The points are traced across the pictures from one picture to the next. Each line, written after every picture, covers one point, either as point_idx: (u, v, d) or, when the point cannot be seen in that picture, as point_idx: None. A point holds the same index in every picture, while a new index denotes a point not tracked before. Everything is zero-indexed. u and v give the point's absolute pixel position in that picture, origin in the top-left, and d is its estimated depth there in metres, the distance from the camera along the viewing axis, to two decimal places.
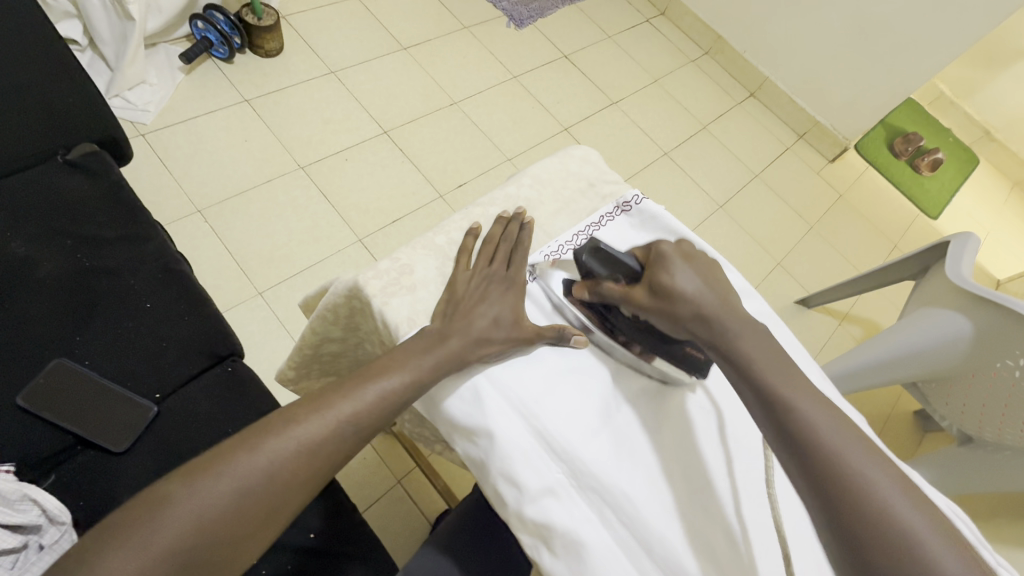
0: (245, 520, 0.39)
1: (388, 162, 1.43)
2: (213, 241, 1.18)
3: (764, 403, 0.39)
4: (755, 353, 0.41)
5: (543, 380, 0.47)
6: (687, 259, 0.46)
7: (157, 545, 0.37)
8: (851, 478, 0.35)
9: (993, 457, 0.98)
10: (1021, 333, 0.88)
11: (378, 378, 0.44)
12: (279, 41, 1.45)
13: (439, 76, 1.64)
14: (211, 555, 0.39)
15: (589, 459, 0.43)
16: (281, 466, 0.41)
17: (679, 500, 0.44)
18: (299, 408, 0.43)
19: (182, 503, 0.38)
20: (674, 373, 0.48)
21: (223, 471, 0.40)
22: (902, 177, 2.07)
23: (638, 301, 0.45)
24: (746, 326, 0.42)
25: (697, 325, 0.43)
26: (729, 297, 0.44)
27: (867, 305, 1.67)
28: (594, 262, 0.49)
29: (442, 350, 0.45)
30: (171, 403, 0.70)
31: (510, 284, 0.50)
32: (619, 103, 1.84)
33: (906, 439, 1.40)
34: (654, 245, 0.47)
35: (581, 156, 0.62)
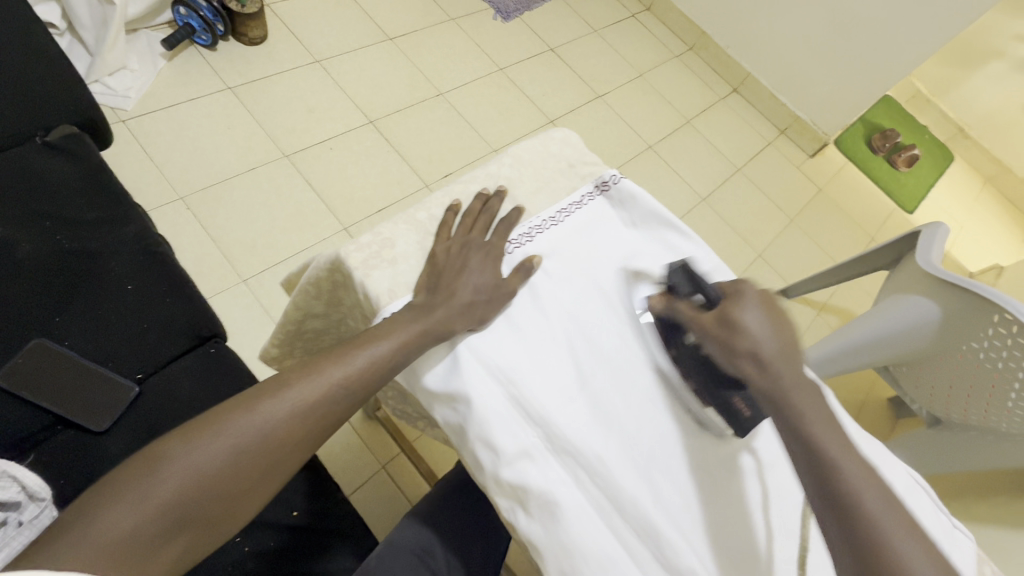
0: (240, 478, 0.40)
1: (373, 152, 1.43)
2: (196, 228, 1.18)
3: (809, 459, 0.39)
4: (805, 407, 0.41)
5: (520, 348, 0.48)
6: (768, 306, 0.45)
7: (154, 500, 0.37)
8: (886, 551, 0.36)
9: (960, 437, 1.02)
10: (985, 315, 0.92)
11: (367, 345, 0.45)
12: (263, 29, 1.44)
13: (425, 67, 1.65)
14: (207, 512, 0.39)
15: (564, 425, 0.45)
16: (276, 427, 0.41)
17: (652, 463, 0.46)
18: (291, 373, 0.44)
19: (179, 461, 0.39)
20: (713, 420, 0.49)
21: (219, 430, 0.40)
22: (880, 172, 2.12)
23: (703, 323, 0.45)
24: (802, 381, 0.42)
25: (750, 365, 0.42)
26: (796, 349, 0.44)
27: (844, 296, 1.72)
28: (680, 277, 0.50)
29: (427, 319, 0.46)
30: (153, 384, 0.70)
31: (489, 253, 0.52)
32: (604, 96, 1.86)
33: (880, 424, 1.44)
34: (741, 280, 0.47)
35: (560, 138, 0.63)
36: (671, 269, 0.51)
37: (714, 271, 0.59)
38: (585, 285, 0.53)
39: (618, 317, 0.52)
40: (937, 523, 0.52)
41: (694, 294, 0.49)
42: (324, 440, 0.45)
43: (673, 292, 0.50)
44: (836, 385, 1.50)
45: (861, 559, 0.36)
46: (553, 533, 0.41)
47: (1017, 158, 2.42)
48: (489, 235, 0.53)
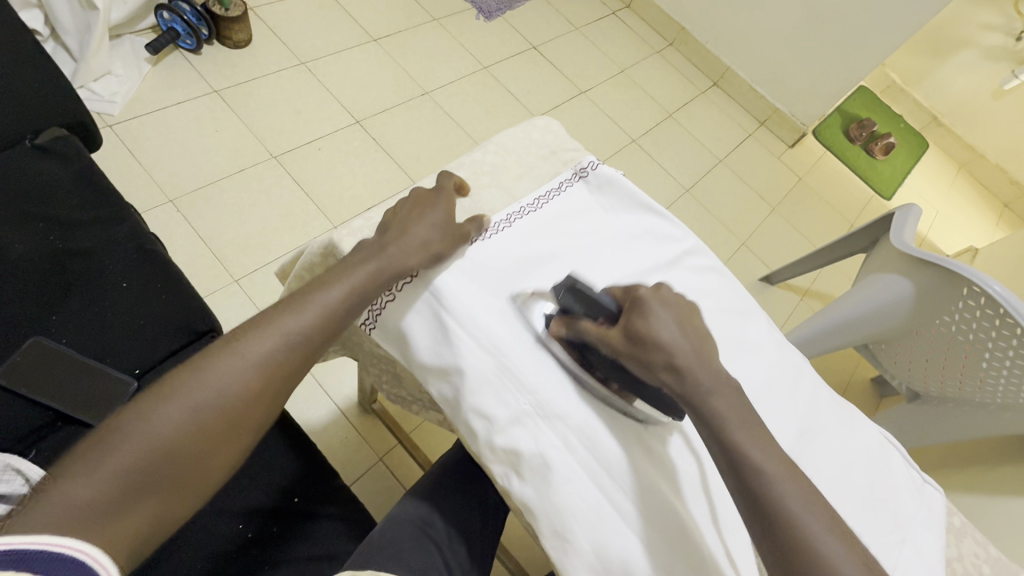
0: (205, 435, 0.41)
1: (361, 151, 1.45)
2: (187, 230, 1.19)
3: (731, 463, 0.42)
4: (726, 412, 0.43)
5: (499, 319, 0.50)
6: (669, 309, 0.47)
7: (120, 466, 0.38)
8: (805, 542, 0.38)
9: (937, 410, 1.06)
10: (955, 292, 0.96)
11: (320, 293, 0.46)
12: (247, 32, 1.45)
13: (410, 67, 1.67)
14: (179, 472, 0.40)
15: (550, 391, 0.48)
16: (237, 384, 0.42)
17: (628, 428, 0.49)
18: (241, 331, 0.44)
19: (139, 427, 0.39)
20: (647, 413, 0.49)
21: (178, 392, 0.41)
22: (858, 160, 2.18)
23: (613, 345, 0.46)
24: (718, 381, 0.44)
25: (666, 374, 0.44)
26: (702, 344, 0.46)
27: (826, 281, 1.76)
28: (570, 297, 0.49)
29: (379, 260, 0.48)
30: (152, 378, 0.71)
31: (440, 202, 0.52)
32: (588, 92, 1.89)
33: (865, 403, 1.49)
34: (630, 287, 0.49)
35: (543, 125, 0.66)
36: (559, 288, 0.50)
37: (687, 250, 0.62)
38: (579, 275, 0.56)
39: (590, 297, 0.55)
40: (906, 477, 0.56)
41: (593, 312, 0.48)
42: (288, 393, 0.45)
43: (568, 315, 0.49)
44: (821, 366, 1.54)
45: (784, 556, 0.39)
46: (544, 493, 0.44)
47: (988, 143, 2.51)
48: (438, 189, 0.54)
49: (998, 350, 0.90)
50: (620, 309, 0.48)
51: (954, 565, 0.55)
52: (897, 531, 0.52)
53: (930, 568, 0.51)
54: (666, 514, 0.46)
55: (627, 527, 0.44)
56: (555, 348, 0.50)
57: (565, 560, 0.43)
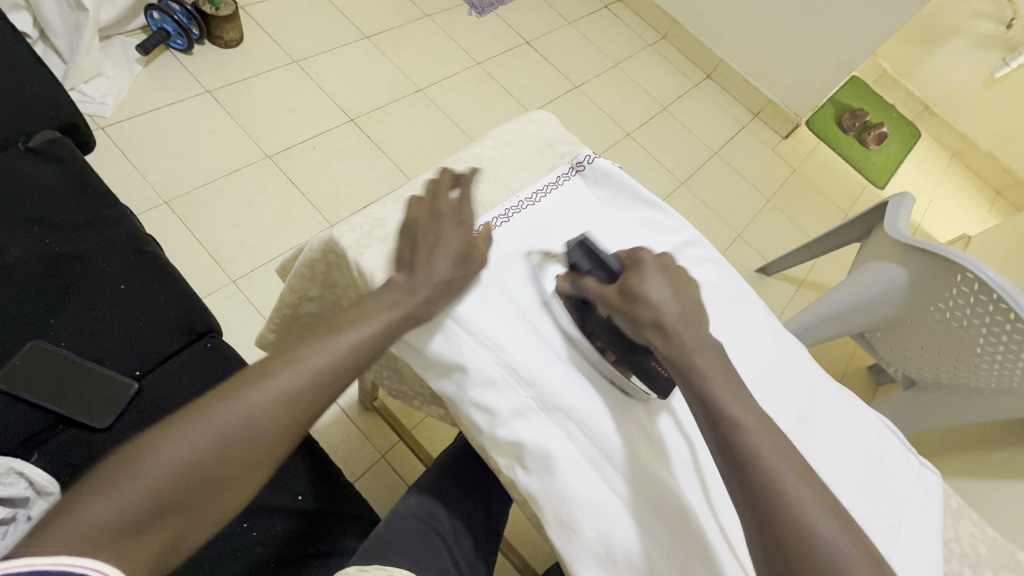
0: (229, 463, 0.40)
1: (356, 150, 1.45)
2: (183, 232, 1.18)
3: (709, 416, 0.43)
4: (708, 369, 0.44)
5: (505, 324, 0.50)
6: (666, 272, 0.48)
7: (142, 486, 0.37)
8: (778, 490, 0.39)
9: (933, 396, 1.07)
10: (948, 277, 0.97)
11: (348, 330, 0.46)
12: (238, 31, 1.44)
13: (403, 64, 1.66)
14: (200, 497, 0.40)
15: (553, 385, 0.48)
16: (264, 414, 0.42)
17: (634, 421, 0.49)
18: (273, 360, 0.44)
19: (164, 449, 0.39)
20: (637, 387, 0.49)
21: (205, 419, 0.41)
22: (851, 150, 2.19)
23: (607, 298, 0.47)
24: (703, 342, 0.45)
25: (653, 333, 0.46)
26: (695, 307, 0.47)
27: (822, 271, 1.77)
28: (581, 255, 0.51)
29: (408, 301, 0.47)
30: (153, 379, 0.71)
31: (461, 222, 0.51)
32: (582, 87, 1.89)
33: (861, 391, 1.50)
34: (636, 248, 0.50)
35: (539, 120, 0.66)
36: (571, 246, 0.52)
37: (687, 242, 0.62)
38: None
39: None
40: (904, 462, 0.57)
41: (596, 271, 0.50)
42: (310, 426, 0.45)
43: (575, 271, 0.51)
44: (818, 355, 1.55)
45: (756, 506, 0.39)
46: (548, 485, 0.44)
47: (980, 132, 2.52)
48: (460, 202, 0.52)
49: (992, 336, 0.92)
50: (622, 268, 0.49)
51: (952, 546, 0.55)
52: (897, 511, 0.53)
53: (930, 550, 0.52)
54: (682, 525, 0.45)
55: (633, 525, 0.45)
56: (561, 309, 0.51)
57: (570, 548, 0.43)
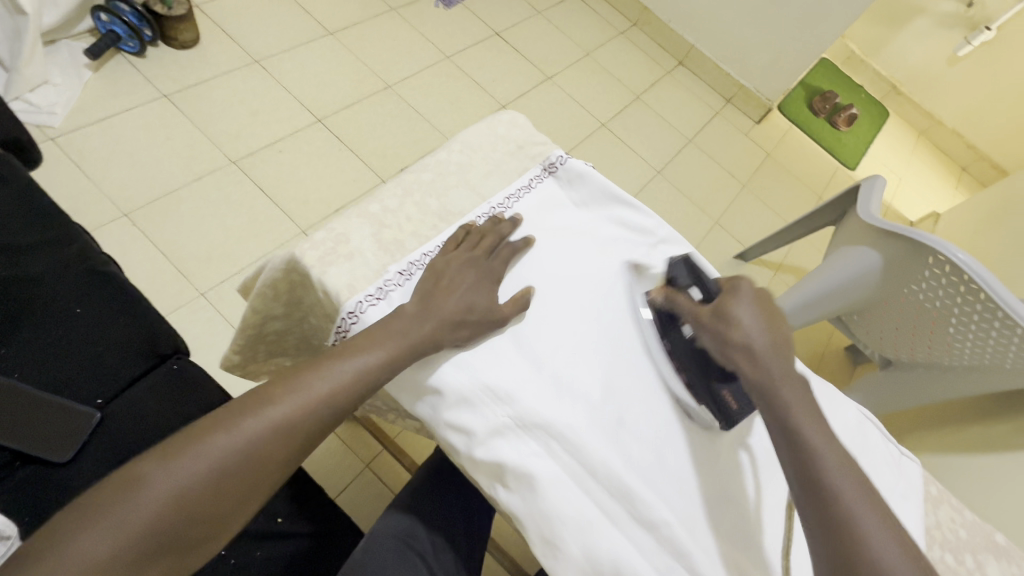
0: (225, 495, 0.39)
1: (324, 152, 1.40)
2: (144, 245, 1.13)
3: (790, 440, 0.42)
4: (793, 400, 0.43)
5: (499, 363, 0.48)
6: (758, 303, 0.47)
7: (132, 523, 0.36)
8: (852, 528, 0.38)
9: (910, 375, 1.09)
10: (919, 261, 0.98)
11: (352, 357, 0.44)
12: (194, 31, 1.38)
13: (369, 60, 1.61)
14: (193, 530, 0.38)
15: (535, 403, 0.46)
16: (262, 445, 0.40)
17: (618, 432, 0.48)
18: (275, 386, 0.42)
19: (159, 481, 0.37)
20: (702, 413, 0.51)
21: (201, 449, 0.39)
22: (822, 132, 2.21)
23: (699, 316, 0.48)
24: (789, 371, 0.44)
25: (742, 357, 0.45)
26: (785, 343, 0.46)
27: (798, 254, 1.79)
28: (682, 272, 0.54)
29: (417, 332, 0.45)
30: (117, 406, 0.68)
31: (486, 271, 0.50)
32: (554, 78, 1.87)
33: (840, 372, 1.53)
34: (738, 277, 0.49)
35: (508, 121, 0.64)
36: (673, 262, 0.55)
37: (664, 240, 0.61)
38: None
39: (577, 305, 0.53)
40: (883, 452, 0.57)
41: (693, 288, 0.52)
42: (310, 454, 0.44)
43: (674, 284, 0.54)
44: (798, 340, 1.57)
45: (824, 532, 0.38)
46: (530, 504, 0.43)
47: (946, 110, 2.56)
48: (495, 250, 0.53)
49: (964, 316, 0.94)
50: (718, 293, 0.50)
51: (934, 533, 0.55)
52: None
53: (912, 539, 0.52)
54: (674, 544, 0.44)
55: (620, 537, 0.44)
56: (651, 322, 0.54)
57: (556, 566, 0.43)
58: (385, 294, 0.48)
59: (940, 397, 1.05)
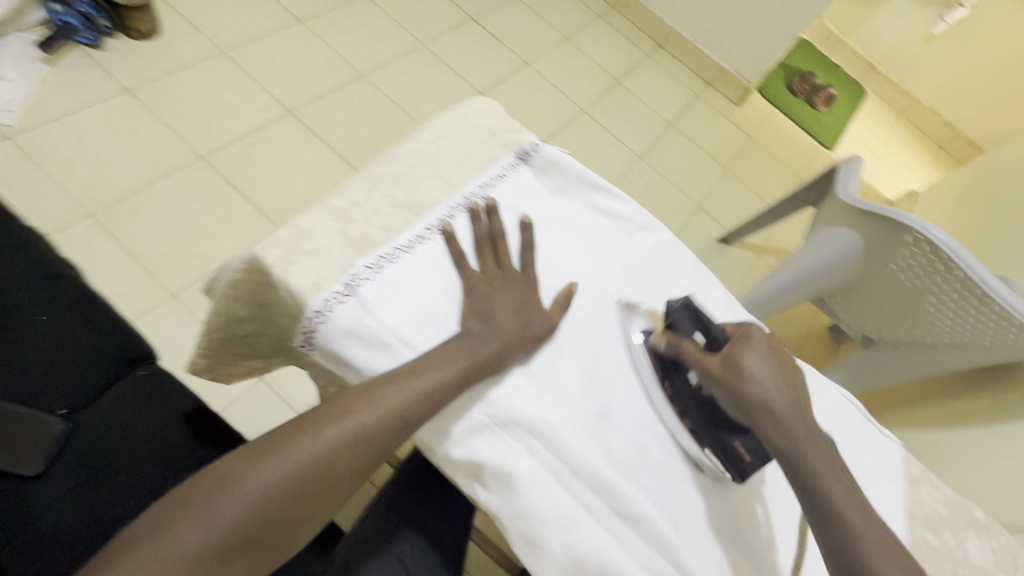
0: (303, 501, 0.39)
1: (297, 144, 1.36)
2: (111, 246, 1.09)
3: (817, 506, 0.42)
4: (821, 465, 0.42)
5: (536, 377, 0.47)
6: (772, 352, 0.46)
7: (225, 517, 0.36)
8: None
9: (889, 352, 1.10)
10: (898, 240, 0.99)
11: (423, 372, 0.43)
12: (154, 21, 1.33)
13: (341, 48, 1.57)
14: (273, 532, 0.38)
15: (519, 406, 0.45)
16: (336, 456, 0.40)
17: (613, 430, 0.47)
18: (351, 396, 0.42)
19: (247, 480, 0.38)
20: (711, 463, 0.47)
21: (284, 454, 0.39)
22: (802, 114, 2.22)
23: (707, 367, 0.45)
24: (813, 435, 0.43)
25: (763, 418, 0.43)
26: (802, 399, 0.45)
27: (780, 236, 1.80)
28: (682, 316, 0.49)
29: (484, 351, 0.45)
30: (86, 416, 0.58)
31: (510, 275, 0.50)
32: (532, 63, 1.83)
33: (823, 353, 1.54)
34: (745, 323, 0.47)
35: (479, 107, 0.62)
36: (673, 305, 0.50)
37: (642, 228, 0.60)
38: (539, 263, 0.54)
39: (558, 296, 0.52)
40: (865, 433, 0.57)
41: (696, 335, 0.48)
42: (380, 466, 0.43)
43: (673, 329, 0.49)
44: (781, 322, 1.58)
45: None
46: (510, 504, 0.42)
47: (923, 88, 2.58)
48: (520, 264, 0.51)
49: (942, 294, 0.95)
50: (727, 342, 0.46)
51: (916, 513, 0.55)
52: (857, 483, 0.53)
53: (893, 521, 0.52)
54: (658, 538, 0.44)
55: (604, 534, 0.43)
56: (650, 370, 0.49)
57: (538, 565, 0.42)
58: (354, 290, 0.45)
59: (922, 373, 1.07)
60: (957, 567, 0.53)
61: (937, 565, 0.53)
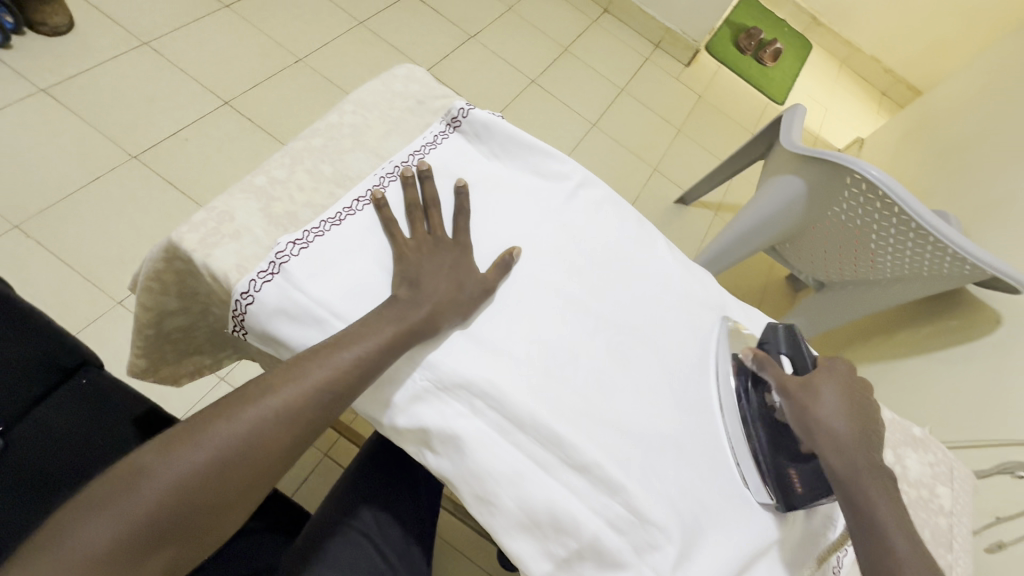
0: (228, 485, 0.38)
1: (236, 136, 1.30)
2: (45, 257, 1.04)
3: (864, 530, 0.43)
4: (879, 501, 0.44)
5: (484, 355, 0.46)
6: (847, 384, 0.48)
7: (139, 509, 0.34)
8: None
9: (839, 293, 1.14)
10: (840, 181, 1.00)
11: (347, 345, 0.42)
12: (65, 14, 1.24)
13: (274, 33, 1.50)
14: (200, 521, 0.37)
15: (458, 368, 0.45)
16: (260, 435, 0.39)
17: (558, 385, 0.47)
18: (273, 375, 0.40)
19: (161, 468, 0.36)
20: (756, 483, 0.48)
21: (204, 437, 0.37)
22: (750, 70, 2.24)
23: (786, 384, 0.48)
24: (876, 472, 0.45)
25: (829, 441, 0.45)
26: (871, 435, 0.47)
27: (736, 193, 1.83)
28: (782, 339, 0.52)
29: (417, 314, 0.45)
30: (21, 433, 0.54)
31: (443, 243, 0.50)
32: (477, 36, 1.79)
33: (784, 302, 1.59)
34: (832, 357, 0.50)
35: (405, 74, 0.60)
36: (774, 328, 0.53)
37: (581, 185, 0.59)
38: (474, 228, 0.54)
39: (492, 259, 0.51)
40: None
41: (784, 357, 0.51)
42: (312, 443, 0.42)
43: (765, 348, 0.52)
44: (741, 275, 1.62)
45: None
46: (460, 466, 0.43)
47: (864, 37, 2.64)
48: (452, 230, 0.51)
49: (882, 230, 0.98)
50: (811, 368, 0.50)
51: None
52: None
53: None
54: (605, 482, 0.44)
55: (555, 487, 0.43)
56: (730, 375, 0.53)
57: (493, 521, 0.43)
58: (280, 267, 0.44)
59: (869, 310, 1.10)
60: (896, 481, 0.56)
61: None
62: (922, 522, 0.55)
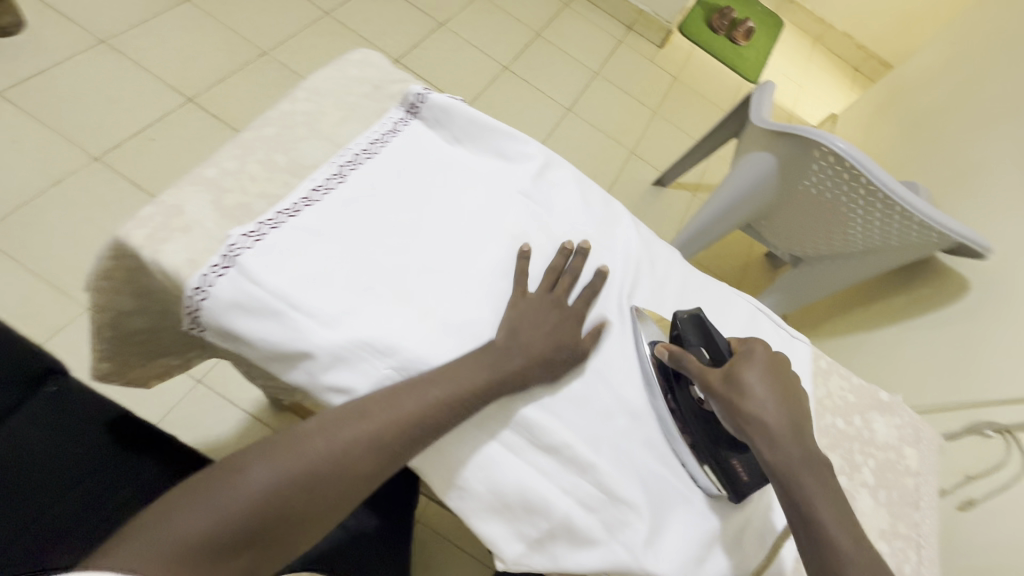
0: (315, 501, 0.38)
1: (204, 134, 1.27)
2: (8, 265, 1.01)
3: (800, 519, 0.41)
4: (814, 488, 0.41)
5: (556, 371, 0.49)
6: (772, 365, 0.44)
7: (231, 509, 0.35)
8: None
9: (815, 267, 1.15)
10: (807, 155, 1.01)
11: (444, 378, 0.43)
12: (15, 12, 1.20)
13: (239, 26, 1.46)
14: (280, 531, 0.37)
15: (435, 356, 0.45)
16: (352, 457, 0.39)
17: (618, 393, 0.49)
18: (372, 397, 0.41)
19: (259, 473, 0.37)
20: (708, 480, 0.47)
21: (301, 448, 0.38)
22: (724, 49, 2.24)
23: (708, 380, 0.44)
24: (810, 458, 0.42)
25: (758, 435, 0.42)
26: (802, 420, 0.43)
27: (714, 173, 1.84)
28: (688, 328, 0.49)
29: None
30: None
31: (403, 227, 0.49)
32: (448, 23, 1.77)
33: (763, 279, 1.61)
34: (751, 337, 0.46)
35: (359, 60, 0.60)
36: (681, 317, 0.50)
37: (545, 166, 0.59)
38: None
39: (457, 244, 0.51)
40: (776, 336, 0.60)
41: (702, 347, 0.48)
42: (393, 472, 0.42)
43: (681, 341, 0.49)
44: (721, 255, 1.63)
45: None
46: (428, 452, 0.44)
47: (836, 13, 2.65)
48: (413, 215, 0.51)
49: (851, 201, 0.99)
50: (729, 356, 0.46)
51: (826, 404, 0.59)
52: None
53: None
54: (576, 461, 0.45)
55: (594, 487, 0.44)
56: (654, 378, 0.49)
57: (463, 505, 0.43)
58: (234, 260, 0.43)
59: (850, 280, 1.12)
60: (864, 445, 0.58)
61: (846, 446, 0.57)
62: (889, 484, 0.56)
